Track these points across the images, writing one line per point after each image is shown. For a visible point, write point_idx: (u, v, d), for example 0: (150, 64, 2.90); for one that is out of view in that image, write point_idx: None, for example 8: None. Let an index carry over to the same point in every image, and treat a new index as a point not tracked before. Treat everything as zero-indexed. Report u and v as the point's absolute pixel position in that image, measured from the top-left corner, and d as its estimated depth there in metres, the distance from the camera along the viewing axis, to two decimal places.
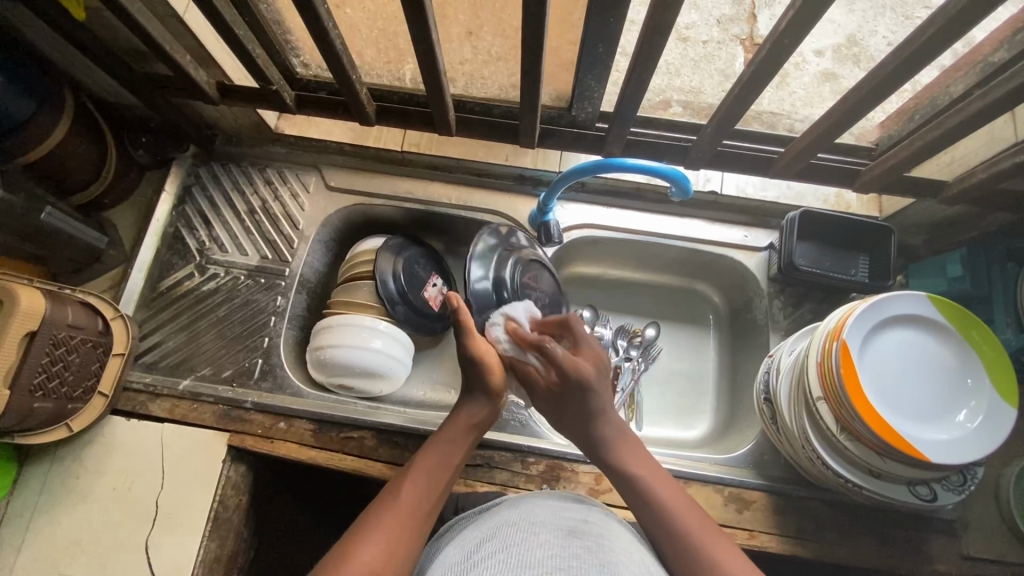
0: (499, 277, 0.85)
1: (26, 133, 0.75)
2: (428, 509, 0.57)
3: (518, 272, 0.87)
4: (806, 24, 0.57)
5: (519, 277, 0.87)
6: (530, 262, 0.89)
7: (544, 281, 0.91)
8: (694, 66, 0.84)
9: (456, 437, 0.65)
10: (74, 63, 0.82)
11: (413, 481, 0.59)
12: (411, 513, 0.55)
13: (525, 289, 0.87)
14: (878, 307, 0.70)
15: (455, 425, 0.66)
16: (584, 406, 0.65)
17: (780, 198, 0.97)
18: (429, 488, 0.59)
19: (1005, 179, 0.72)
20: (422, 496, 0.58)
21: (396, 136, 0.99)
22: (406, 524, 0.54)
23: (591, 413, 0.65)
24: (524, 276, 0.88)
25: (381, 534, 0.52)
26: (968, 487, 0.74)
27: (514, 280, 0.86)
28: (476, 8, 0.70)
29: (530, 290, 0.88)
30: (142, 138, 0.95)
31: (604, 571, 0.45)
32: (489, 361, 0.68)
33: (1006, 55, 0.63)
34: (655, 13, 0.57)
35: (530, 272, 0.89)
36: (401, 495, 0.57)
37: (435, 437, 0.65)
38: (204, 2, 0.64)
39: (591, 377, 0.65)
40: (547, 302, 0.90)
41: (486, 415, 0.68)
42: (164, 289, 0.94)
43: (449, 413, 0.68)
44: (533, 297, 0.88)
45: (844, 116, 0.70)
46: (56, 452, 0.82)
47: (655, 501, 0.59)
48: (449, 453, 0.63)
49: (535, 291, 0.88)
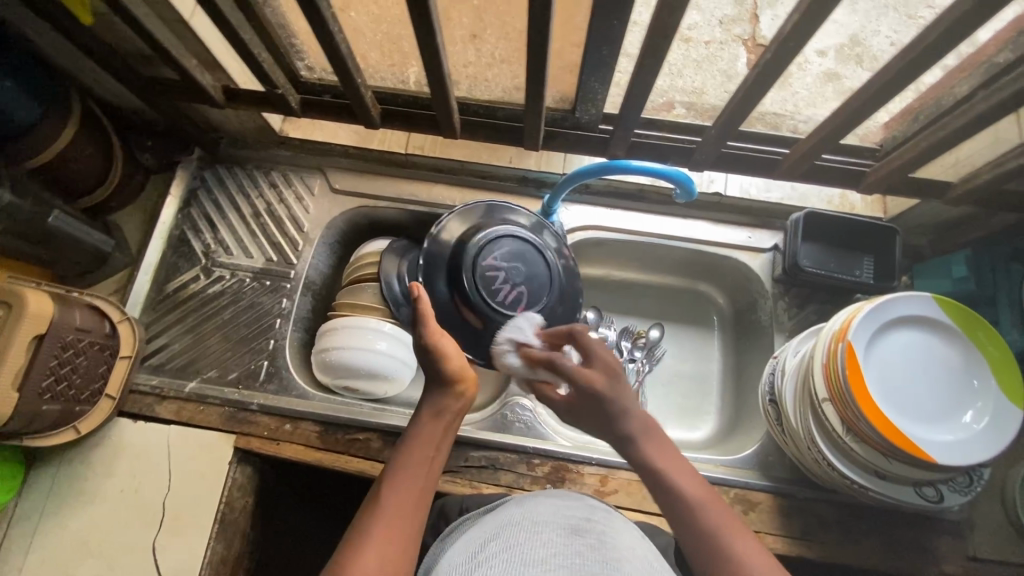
0: (459, 269, 0.80)
1: (34, 137, 0.76)
2: (414, 510, 0.57)
3: (479, 256, 0.80)
4: (811, 26, 0.57)
5: (478, 263, 0.80)
6: (497, 240, 0.81)
7: (521, 255, 0.81)
8: (696, 67, 0.83)
9: (429, 432, 0.64)
10: (80, 68, 0.83)
11: (395, 483, 0.58)
12: (400, 517, 0.55)
13: (489, 274, 0.80)
14: (883, 308, 0.70)
15: (425, 425, 0.65)
16: (602, 413, 0.65)
17: (784, 199, 0.98)
18: (412, 493, 0.58)
19: (1010, 179, 0.72)
20: (407, 497, 0.57)
21: (400, 140, 1.01)
22: (395, 532, 0.54)
23: (609, 421, 0.65)
24: (487, 259, 0.80)
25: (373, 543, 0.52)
26: (975, 488, 0.73)
27: (472, 269, 0.80)
28: (481, 10, 0.71)
29: (499, 274, 0.80)
30: (148, 143, 0.97)
31: (608, 569, 0.46)
32: (447, 354, 0.68)
33: (1011, 56, 0.63)
34: (660, 15, 0.57)
35: (503, 253, 0.81)
36: (383, 505, 0.56)
37: (405, 438, 0.64)
38: (211, 7, 0.65)
39: (597, 388, 0.66)
40: (522, 281, 0.81)
41: (453, 406, 0.67)
42: (170, 292, 0.94)
43: (413, 413, 0.67)
44: (503, 281, 0.80)
45: (848, 118, 0.70)
46: (63, 455, 0.83)
47: (684, 497, 0.58)
48: (426, 452, 0.62)
49: (504, 273, 0.80)
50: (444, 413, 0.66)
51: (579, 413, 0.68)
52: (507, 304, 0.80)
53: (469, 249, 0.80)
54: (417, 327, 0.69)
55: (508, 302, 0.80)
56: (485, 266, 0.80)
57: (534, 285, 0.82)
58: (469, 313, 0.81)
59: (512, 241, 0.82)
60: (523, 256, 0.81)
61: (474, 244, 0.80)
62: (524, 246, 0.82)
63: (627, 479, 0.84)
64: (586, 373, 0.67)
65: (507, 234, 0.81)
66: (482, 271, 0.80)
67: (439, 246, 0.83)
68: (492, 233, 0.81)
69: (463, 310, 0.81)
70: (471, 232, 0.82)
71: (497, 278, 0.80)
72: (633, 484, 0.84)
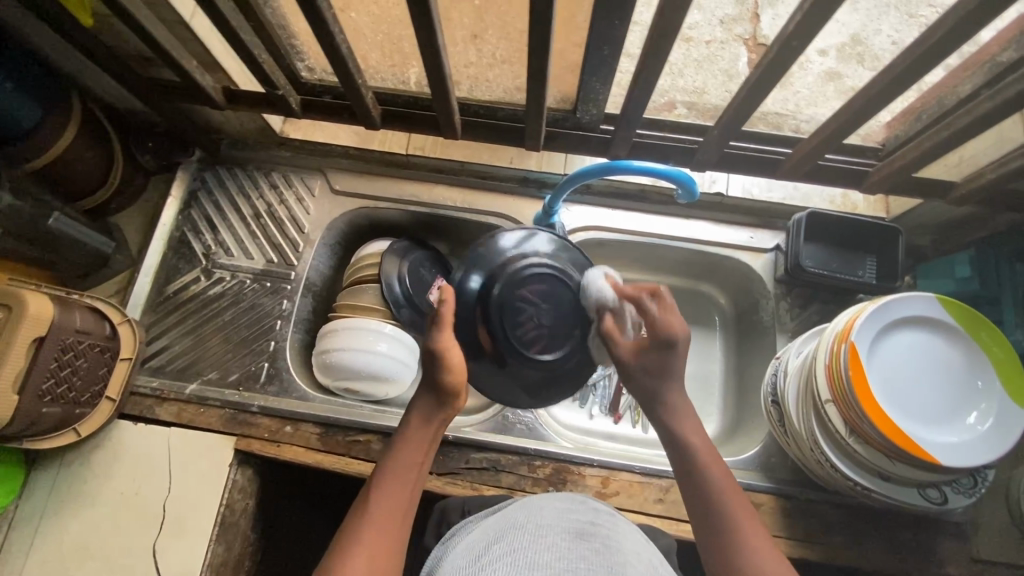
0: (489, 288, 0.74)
1: (33, 140, 0.76)
2: (403, 513, 0.58)
3: (515, 284, 0.74)
4: (814, 26, 0.56)
5: (512, 291, 0.74)
6: (537, 271, 0.75)
7: (557, 292, 0.75)
8: (697, 66, 0.84)
9: (417, 435, 0.65)
10: (81, 69, 0.82)
11: (384, 486, 0.59)
12: (389, 520, 0.56)
13: (519, 306, 0.74)
14: (888, 308, 0.69)
15: (414, 428, 0.65)
16: (666, 362, 0.68)
17: (786, 199, 0.98)
18: (401, 495, 0.59)
19: (1014, 179, 0.72)
20: (395, 499, 0.58)
21: (401, 140, 1.01)
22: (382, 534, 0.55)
23: (671, 370, 0.68)
24: (523, 290, 0.74)
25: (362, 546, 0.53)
26: (979, 490, 0.73)
27: (503, 296, 0.74)
28: (482, 11, 0.71)
29: (529, 309, 0.74)
30: (148, 143, 0.95)
31: (613, 574, 0.45)
32: (451, 364, 0.67)
33: (1015, 55, 0.63)
34: (662, 16, 0.57)
35: (540, 289, 0.75)
36: (371, 507, 0.57)
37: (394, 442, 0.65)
38: (210, 8, 0.64)
39: (678, 335, 0.68)
40: (552, 323, 0.75)
41: (443, 412, 0.67)
42: (170, 293, 0.94)
43: (403, 416, 0.67)
44: (532, 316, 0.74)
45: (850, 118, 0.69)
46: (63, 457, 0.82)
47: (710, 485, 0.60)
48: (415, 457, 0.63)
49: (536, 310, 0.74)
50: (432, 416, 0.67)
51: (639, 361, 0.70)
52: (525, 343, 0.74)
53: (507, 274, 0.74)
54: (433, 329, 0.69)
55: (530, 340, 0.74)
56: (518, 296, 0.74)
57: (558, 329, 0.75)
58: (486, 335, 0.74)
59: (554, 279, 0.75)
60: (558, 298, 0.75)
61: (515, 269, 0.74)
62: (561, 286, 0.75)
63: (629, 481, 0.84)
64: (669, 317, 0.68)
65: (547, 268, 0.75)
66: (513, 295, 0.74)
67: (482, 253, 0.76)
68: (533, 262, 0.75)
69: (480, 332, 0.74)
70: (518, 249, 0.76)
71: (527, 313, 0.74)
72: (635, 486, 0.84)
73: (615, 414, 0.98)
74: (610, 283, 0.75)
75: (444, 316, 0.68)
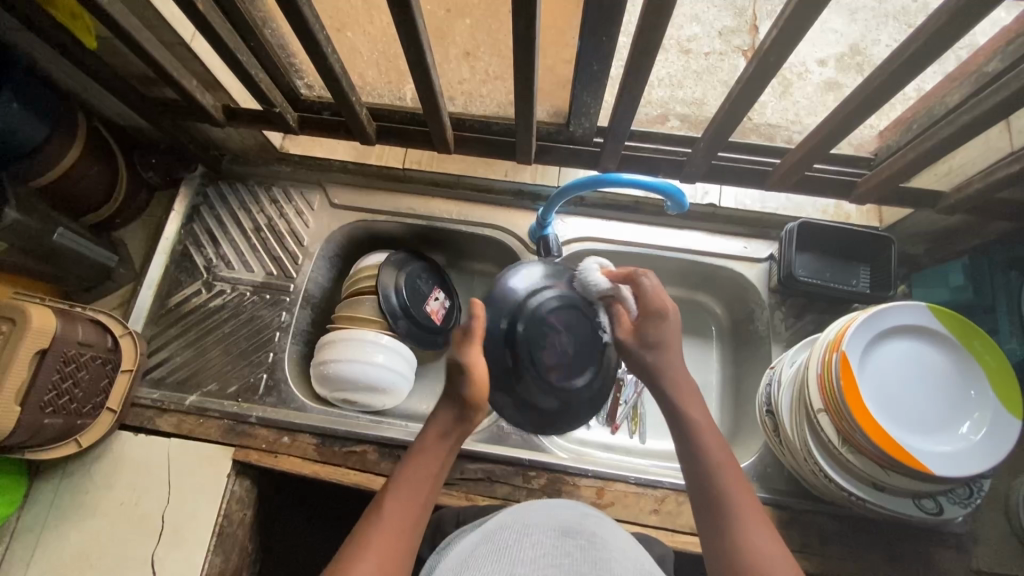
0: (520, 304, 0.72)
1: (39, 158, 0.78)
2: (413, 521, 0.60)
3: (541, 307, 0.71)
4: (791, 39, 0.58)
5: (537, 314, 0.71)
6: (561, 297, 0.73)
7: (573, 315, 0.72)
8: (696, 78, 0.88)
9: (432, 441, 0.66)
10: (89, 90, 0.85)
11: (397, 493, 0.61)
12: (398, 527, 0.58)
13: (545, 332, 0.70)
14: (879, 317, 0.70)
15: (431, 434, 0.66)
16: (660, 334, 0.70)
17: (779, 209, 0.98)
18: (416, 502, 0.61)
19: (1002, 188, 0.71)
20: (407, 503, 0.60)
21: (397, 155, 1.03)
22: (394, 540, 0.57)
23: (665, 339, 0.70)
24: (547, 315, 0.71)
25: (373, 545, 0.56)
26: (975, 500, 0.72)
27: (531, 317, 0.71)
28: (474, 29, 0.73)
29: (554, 334, 0.70)
30: (151, 159, 0.98)
31: (598, 568, 0.45)
32: (477, 376, 0.66)
33: (999, 66, 0.63)
34: (644, 33, 0.59)
35: (563, 301, 0.72)
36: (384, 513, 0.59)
37: (415, 445, 0.66)
38: (207, 31, 0.66)
39: (669, 307, 0.71)
40: (574, 350, 0.71)
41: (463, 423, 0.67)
42: (172, 306, 0.96)
43: (427, 419, 0.68)
44: (555, 340, 0.70)
45: (836, 129, 0.70)
46: (65, 468, 0.84)
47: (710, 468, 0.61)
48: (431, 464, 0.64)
49: (562, 338, 0.71)
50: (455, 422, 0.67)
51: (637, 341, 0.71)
52: (545, 368, 0.70)
53: (532, 301, 0.72)
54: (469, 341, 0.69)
55: (551, 365, 0.70)
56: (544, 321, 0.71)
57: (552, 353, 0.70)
58: (511, 355, 0.71)
59: (575, 309, 0.73)
60: (579, 325, 0.72)
61: (539, 297, 0.72)
62: (580, 314, 0.73)
63: (624, 491, 0.84)
64: (659, 293, 0.72)
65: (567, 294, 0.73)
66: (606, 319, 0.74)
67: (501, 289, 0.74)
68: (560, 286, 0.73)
69: (508, 352, 0.71)
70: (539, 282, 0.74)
71: (553, 336, 0.70)
72: (630, 496, 0.84)
73: (613, 425, 0.98)
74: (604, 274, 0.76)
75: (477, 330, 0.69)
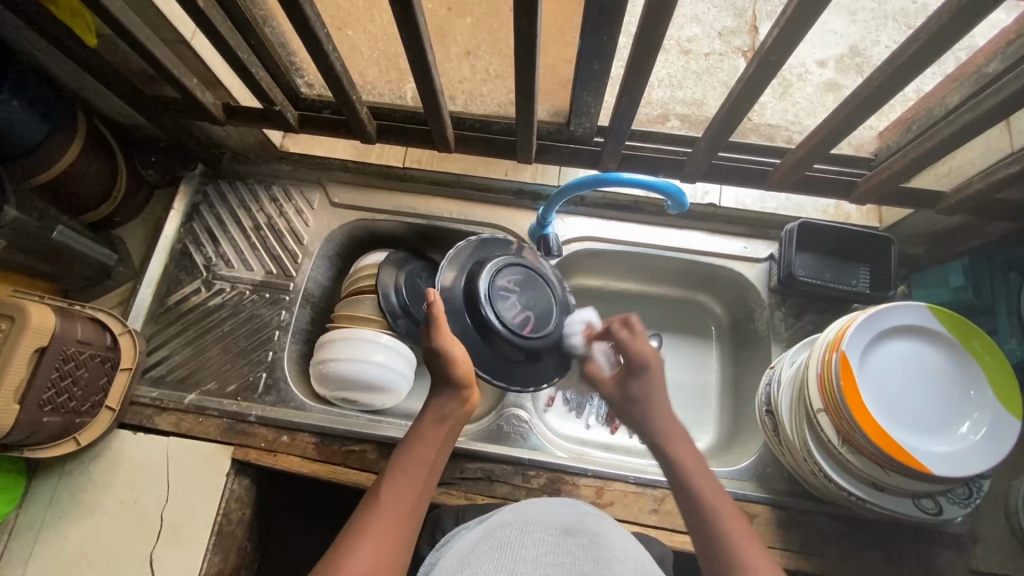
0: (475, 285, 0.83)
1: (39, 156, 0.78)
2: (409, 513, 0.60)
3: (491, 281, 0.84)
4: (793, 39, 0.58)
5: (491, 287, 0.84)
6: (507, 268, 0.86)
7: (525, 282, 0.87)
8: (697, 79, 0.88)
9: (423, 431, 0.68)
10: (88, 88, 0.85)
11: (391, 484, 0.61)
12: (393, 518, 0.58)
13: (501, 296, 0.84)
14: (878, 317, 0.70)
15: (426, 425, 0.69)
16: (642, 382, 0.75)
17: (779, 209, 0.98)
18: (414, 490, 0.62)
19: (1002, 189, 0.71)
20: (406, 490, 0.61)
21: (398, 154, 1.03)
22: (391, 526, 0.57)
23: (649, 386, 0.75)
24: (498, 283, 0.84)
25: (371, 530, 0.56)
26: (974, 500, 0.72)
27: (488, 291, 0.83)
28: (475, 28, 0.73)
29: (509, 294, 0.85)
30: (152, 157, 0.97)
31: (599, 567, 0.45)
32: (457, 360, 0.71)
33: (999, 66, 0.63)
34: (644, 33, 0.59)
35: (514, 275, 0.86)
36: (382, 499, 0.60)
37: (410, 434, 0.68)
38: (208, 29, 0.66)
39: (650, 357, 0.76)
40: (530, 306, 0.86)
41: (455, 408, 0.71)
42: (171, 305, 0.95)
43: (419, 412, 0.71)
44: (513, 301, 0.85)
45: (836, 129, 0.70)
46: (63, 467, 0.84)
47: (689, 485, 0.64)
48: (428, 453, 0.66)
49: (516, 297, 0.85)
50: (446, 414, 0.70)
51: (622, 390, 0.77)
52: (513, 324, 0.84)
53: (482, 277, 0.84)
54: (432, 332, 0.73)
55: (517, 323, 0.84)
56: (499, 291, 0.84)
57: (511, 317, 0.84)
58: (478, 322, 0.83)
59: (523, 273, 0.87)
60: (532, 284, 0.87)
61: (488, 273, 0.84)
62: (530, 275, 0.88)
63: (624, 491, 0.84)
64: (638, 342, 0.77)
65: (516, 264, 0.87)
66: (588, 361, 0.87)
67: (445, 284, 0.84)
68: (505, 261, 0.86)
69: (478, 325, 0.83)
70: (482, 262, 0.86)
71: (509, 296, 0.85)
72: (629, 496, 0.84)
73: (612, 425, 0.98)
74: (586, 330, 0.89)
75: (438, 314, 0.73)
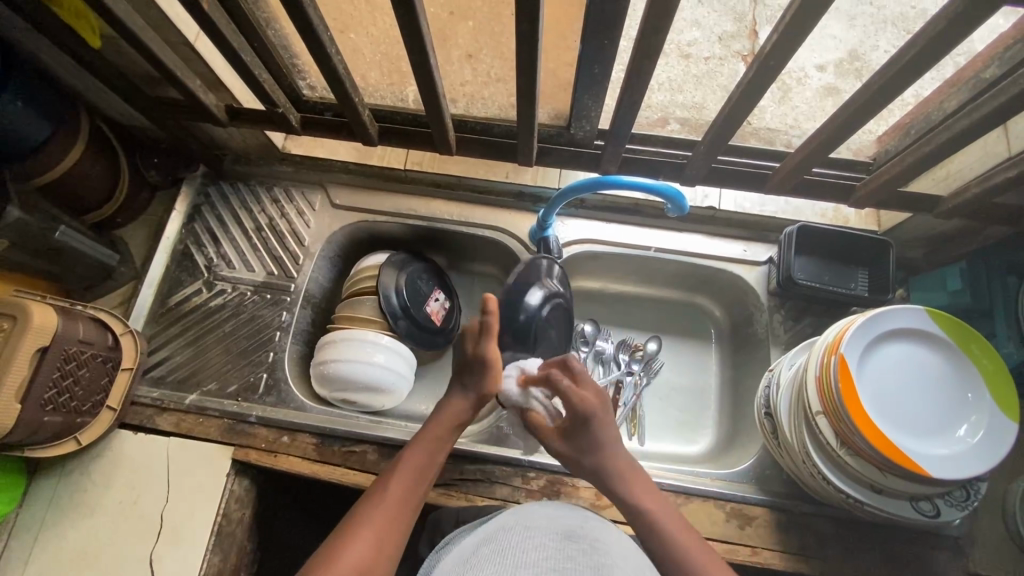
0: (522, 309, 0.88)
1: (42, 156, 0.79)
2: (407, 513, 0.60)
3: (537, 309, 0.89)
4: (792, 43, 0.58)
5: (536, 314, 0.89)
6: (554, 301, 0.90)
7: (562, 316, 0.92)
8: (696, 82, 0.90)
9: (433, 430, 0.68)
10: (91, 89, 0.85)
11: (396, 481, 0.61)
12: (395, 513, 0.58)
13: (541, 325, 0.90)
14: (876, 320, 0.70)
15: (437, 428, 0.69)
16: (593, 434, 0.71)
17: (779, 213, 0.98)
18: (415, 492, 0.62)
19: (999, 193, 0.72)
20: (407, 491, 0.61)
21: (399, 156, 1.03)
22: (389, 523, 0.57)
23: (600, 443, 0.70)
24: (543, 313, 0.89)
25: (370, 524, 0.56)
26: (972, 502, 0.72)
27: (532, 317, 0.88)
28: (476, 32, 0.73)
29: (548, 327, 0.90)
30: (154, 159, 0.99)
31: (600, 573, 0.46)
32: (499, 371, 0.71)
33: (997, 72, 0.63)
34: (645, 37, 0.59)
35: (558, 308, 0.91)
36: (385, 495, 0.60)
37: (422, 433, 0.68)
38: (211, 31, 0.67)
39: (594, 407, 0.71)
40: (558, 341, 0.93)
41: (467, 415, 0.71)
42: (172, 305, 0.96)
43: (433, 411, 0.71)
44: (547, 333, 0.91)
45: (836, 133, 0.70)
46: (64, 467, 0.84)
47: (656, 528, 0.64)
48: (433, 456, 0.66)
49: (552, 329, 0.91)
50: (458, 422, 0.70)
51: (571, 444, 0.73)
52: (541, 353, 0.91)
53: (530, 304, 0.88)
54: (483, 338, 0.70)
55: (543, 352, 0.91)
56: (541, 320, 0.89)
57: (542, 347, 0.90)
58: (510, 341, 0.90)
59: (562, 309, 0.92)
60: (565, 321, 0.93)
61: (536, 301, 0.89)
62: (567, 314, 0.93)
63: None
64: (581, 390, 0.72)
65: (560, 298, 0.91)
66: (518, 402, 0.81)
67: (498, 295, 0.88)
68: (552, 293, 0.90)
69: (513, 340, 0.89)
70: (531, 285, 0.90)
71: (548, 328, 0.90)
72: None
73: None
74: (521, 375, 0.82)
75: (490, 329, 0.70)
